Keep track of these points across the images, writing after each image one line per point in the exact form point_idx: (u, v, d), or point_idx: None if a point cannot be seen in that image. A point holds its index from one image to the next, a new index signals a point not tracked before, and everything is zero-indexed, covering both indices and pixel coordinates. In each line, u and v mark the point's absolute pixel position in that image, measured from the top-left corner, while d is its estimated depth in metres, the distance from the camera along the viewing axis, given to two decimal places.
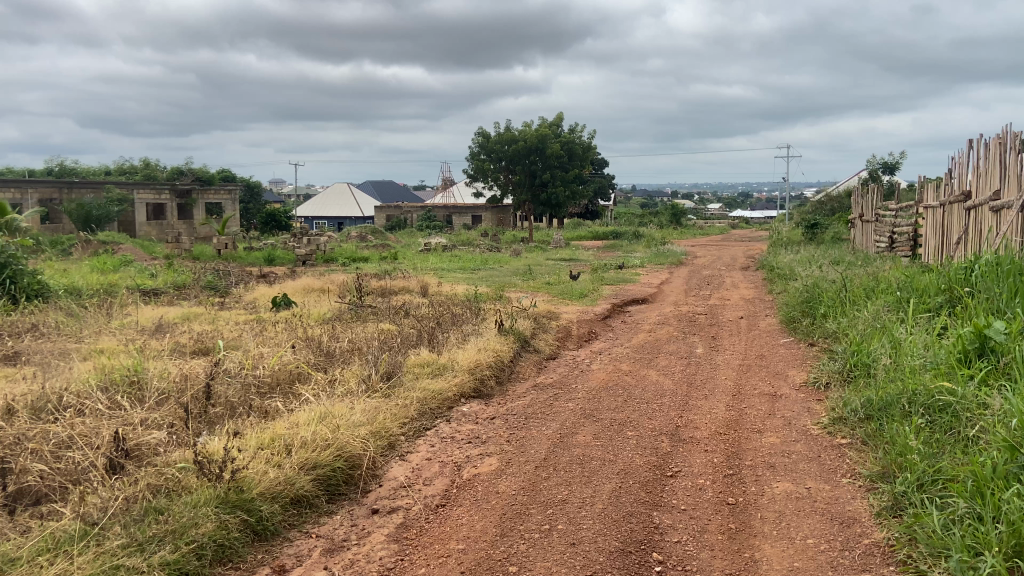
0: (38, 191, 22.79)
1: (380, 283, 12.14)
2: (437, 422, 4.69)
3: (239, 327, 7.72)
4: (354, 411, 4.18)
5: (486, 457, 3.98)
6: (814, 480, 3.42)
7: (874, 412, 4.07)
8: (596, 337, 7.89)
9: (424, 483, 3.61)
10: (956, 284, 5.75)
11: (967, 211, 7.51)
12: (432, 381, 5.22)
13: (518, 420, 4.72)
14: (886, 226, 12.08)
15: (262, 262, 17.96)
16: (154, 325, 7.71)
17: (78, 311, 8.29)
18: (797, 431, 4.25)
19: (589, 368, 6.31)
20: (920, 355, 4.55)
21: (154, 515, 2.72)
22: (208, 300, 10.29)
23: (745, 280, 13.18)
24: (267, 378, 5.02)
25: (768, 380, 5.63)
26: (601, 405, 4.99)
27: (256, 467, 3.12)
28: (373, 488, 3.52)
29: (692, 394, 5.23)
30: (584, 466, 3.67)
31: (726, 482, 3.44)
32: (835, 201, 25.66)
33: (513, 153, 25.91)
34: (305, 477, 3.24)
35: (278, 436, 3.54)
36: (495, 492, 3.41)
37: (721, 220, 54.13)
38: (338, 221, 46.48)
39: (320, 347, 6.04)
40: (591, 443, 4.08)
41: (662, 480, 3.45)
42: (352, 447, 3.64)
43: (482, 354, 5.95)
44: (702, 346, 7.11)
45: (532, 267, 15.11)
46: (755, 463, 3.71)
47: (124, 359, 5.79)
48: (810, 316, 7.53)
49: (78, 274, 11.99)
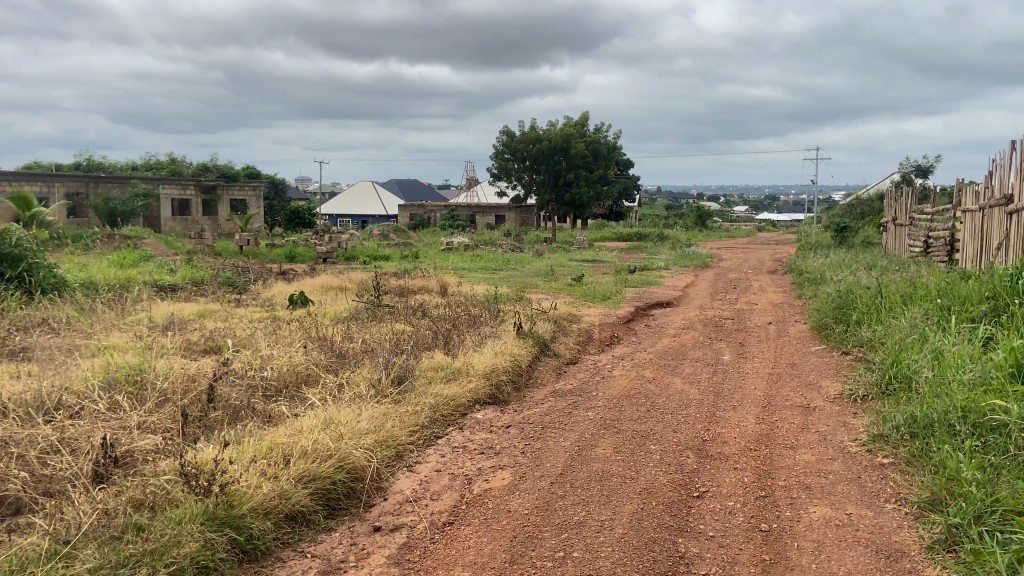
0: (64, 186, 23.04)
1: (399, 281, 11.95)
2: (449, 431, 4.45)
3: (252, 325, 7.56)
4: (361, 418, 3.95)
5: (498, 470, 3.73)
6: (856, 506, 3.13)
7: (918, 428, 3.75)
8: (618, 341, 7.62)
9: (432, 498, 3.36)
10: (1001, 293, 5.44)
11: (1009, 216, 7.15)
12: (445, 386, 4.98)
13: (535, 430, 4.46)
14: (922, 229, 11.66)
15: (283, 258, 17.88)
16: (166, 321, 7.58)
17: (92, 306, 8.20)
18: (834, 448, 3.95)
19: (611, 375, 6.04)
20: (967, 368, 4.22)
21: (134, 534, 2.52)
22: (225, 297, 10.16)
23: (773, 284, 12.82)
24: (273, 380, 4.81)
25: (799, 391, 5.33)
26: (623, 415, 4.72)
27: (249, 479, 2.91)
28: (377, 502, 3.28)
29: (719, 405, 4.94)
30: (603, 484, 3.40)
31: (758, 505, 3.16)
32: (866, 206, 25.10)
33: (538, 152, 25.66)
34: (302, 491, 3.02)
35: (276, 445, 3.32)
36: (506, 511, 3.16)
37: (744, 222, 53.79)
38: (362, 220, 46.63)
39: (332, 348, 5.85)
40: (611, 457, 3.80)
41: (688, 502, 3.18)
42: (356, 457, 3.41)
43: (499, 358, 5.70)
44: (730, 353, 6.80)
45: (554, 268, 14.82)
46: (789, 484, 3.42)
47: (131, 356, 5.64)
48: (843, 323, 7.17)
49: (96, 268, 11.98)
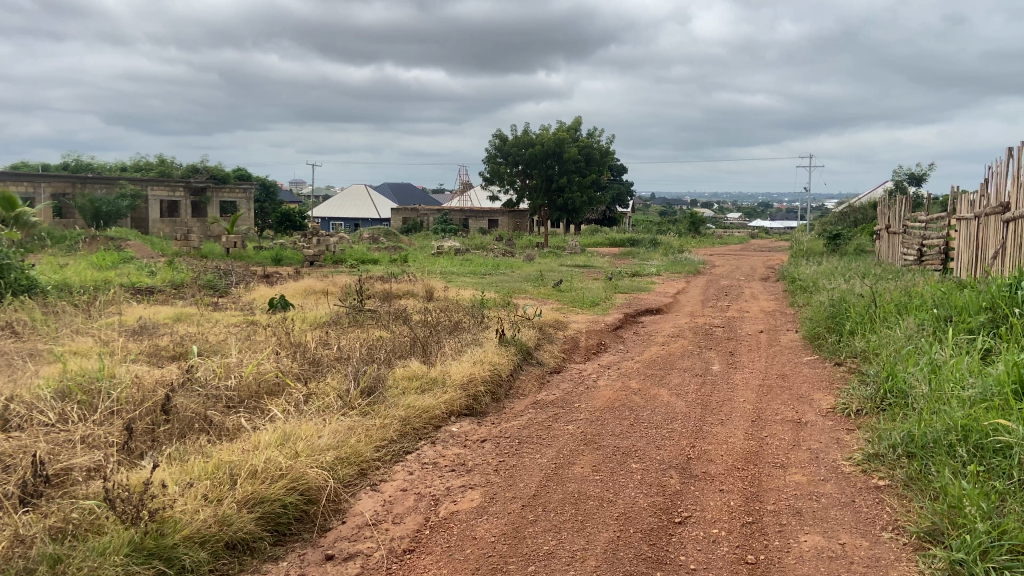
0: (50, 186, 22.71)
1: (384, 285, 11.70)
2: (421, 445, 4.19)
3: (226, 330, 7.29)
4: (322, 433, 3.69)
5: (468, 491, 3.48)
6: (850, 534, 2.89)
7: (916, 448, 3.51)
8: (606, 349, 7.38)
9: (393, 522, 3.10)
10: (999, 303, 5.27)
11: (1005, 224, 6.97)
12: (419, 396, 4.73)
13: (511, 445, 4.21)
14: (916, 238, 11.46)
15: (270, 261, 17.64)
16: (136, 325, 7.29)
17: (61, 309, 7.91)
18: (827, 468, 3.70)
19: (596, 385, 5.80)
20: (965, 383, 4.00)
21: (50, 567, 2.29)
22: (204, 300, 9.88)
23: (765, 291, 12.62)
24: (235, 389, 4.56)
25: (790, 404, 5.09)
26: (605, 430, 4.47)
27: (186, 503, 2.67)
28: (333, 527, 3.03)
29: (706, 419, 4.70)
30: (578, 507, 3.15)
31: (745, 533, 2.91)
32: (859, 214, 24.98)
33: (530, 157, 25.45)
34: (247, 517, 2.77)
35: (224, 463, 3.08)
36: (471, 538, 2.90)
37: (739, 229, 53.91)
38: (355, 223, 46.38)
39: (304, 355, 5.59)
40: (589, 477, 3.55)
41: (669, 529, 2.94)
42: (310, 478, 3.16)
43: (477, 366, 5.43)
44: (719, 363, 6.57)
45: (544, 274, 14.57)
46: (778, 508, 3.17)
47: (91, 362, 5.38)
48: (835, 333, 6.94)
49: (74, 270, 11.68)
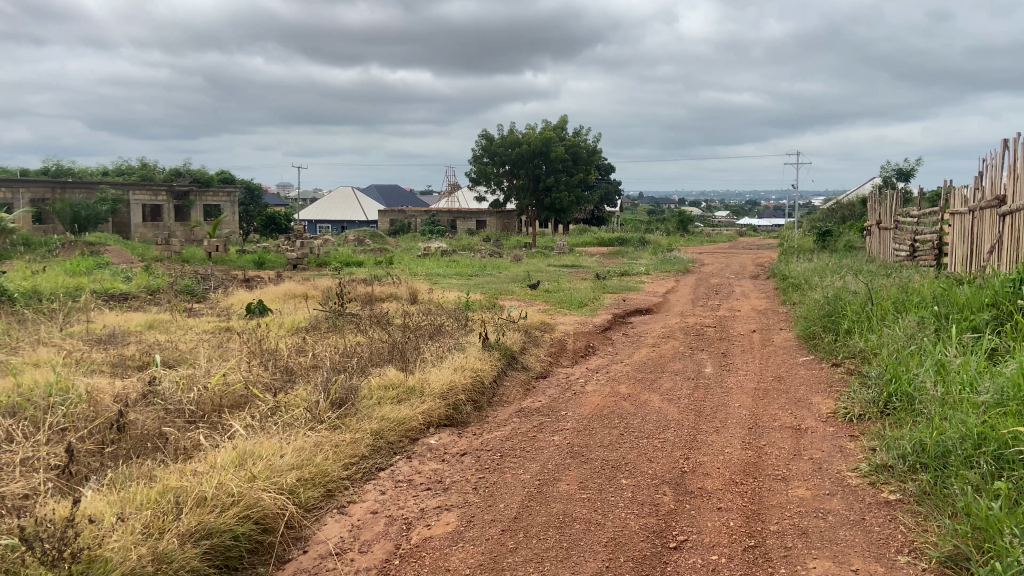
0: (29, 191, 22.08)
1: (366, 288, 11.39)
2: (395, 461, 3.89)
3: (198, 337, 6.95)
4: (285, 450, 3.39)
5: (444, 512, 3.19)
6: (863, 559, 2.62)
7: (929, 460, 3.25)
8: (594, 352, 7.10)
9: (359, 550, 2.81)
10: (1003, 299, 5.03)
11: (1001, 219, 6.74)
12: (394, 408, 4.42)
13: (493, 459, 3.92)
14: (908, 233, 11.24)
15: (253, 264, 17.28)
16: (103, 334, 6.92)
17: (26, 318, 7.52)
18: (832, 481, 3.43)
19: (583, 391, 5.50)
20: (976, 386, 3.73)
21: None
22: (179, 306, 9.51)
23: (756, 290, 12.36)
24: (198, 403, 4.24)
25: (788, 409, 4.82)
26: (593, 441, 4.18)
27: (120, 539, 2.38)
28: (292, 557, 2.74)
29: (699, 426, 4.43)
30: (562, 532, 2.87)
31: (747, 559, 2.63)
32: (846, 210, 24.86)
33: (517, 156, 25.12)
34: (191, 551, 2.47)
35: (170, 490, 2.78)
36: (443, 571, 2.61)
37: (726, 227, 53.78)
38: (341, 225, 45.94)
39: (276, 363, 5.28)
40: (575, 496, 3.26)
41: (664, 556, 2.66)
42: (266, 504, 2.87)
43: (458, 374, 5.13)
44: (712, 365, 6.30)
45: (532, 275, 14.27)
46: (782, 528, 2.90)
47: (48, 374, 5.04)
48: (831, 332, 6.68)
49: (46, 276, 11.25)
